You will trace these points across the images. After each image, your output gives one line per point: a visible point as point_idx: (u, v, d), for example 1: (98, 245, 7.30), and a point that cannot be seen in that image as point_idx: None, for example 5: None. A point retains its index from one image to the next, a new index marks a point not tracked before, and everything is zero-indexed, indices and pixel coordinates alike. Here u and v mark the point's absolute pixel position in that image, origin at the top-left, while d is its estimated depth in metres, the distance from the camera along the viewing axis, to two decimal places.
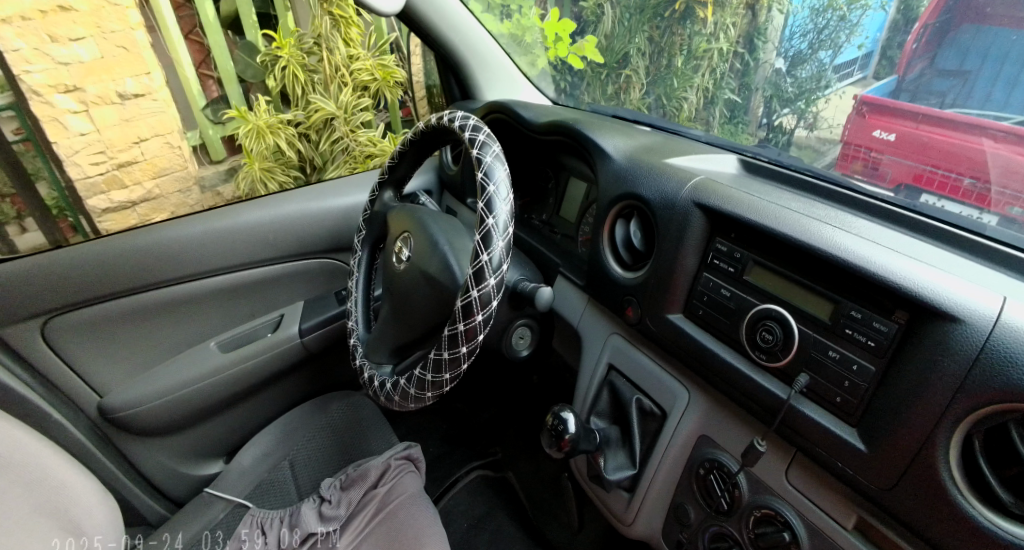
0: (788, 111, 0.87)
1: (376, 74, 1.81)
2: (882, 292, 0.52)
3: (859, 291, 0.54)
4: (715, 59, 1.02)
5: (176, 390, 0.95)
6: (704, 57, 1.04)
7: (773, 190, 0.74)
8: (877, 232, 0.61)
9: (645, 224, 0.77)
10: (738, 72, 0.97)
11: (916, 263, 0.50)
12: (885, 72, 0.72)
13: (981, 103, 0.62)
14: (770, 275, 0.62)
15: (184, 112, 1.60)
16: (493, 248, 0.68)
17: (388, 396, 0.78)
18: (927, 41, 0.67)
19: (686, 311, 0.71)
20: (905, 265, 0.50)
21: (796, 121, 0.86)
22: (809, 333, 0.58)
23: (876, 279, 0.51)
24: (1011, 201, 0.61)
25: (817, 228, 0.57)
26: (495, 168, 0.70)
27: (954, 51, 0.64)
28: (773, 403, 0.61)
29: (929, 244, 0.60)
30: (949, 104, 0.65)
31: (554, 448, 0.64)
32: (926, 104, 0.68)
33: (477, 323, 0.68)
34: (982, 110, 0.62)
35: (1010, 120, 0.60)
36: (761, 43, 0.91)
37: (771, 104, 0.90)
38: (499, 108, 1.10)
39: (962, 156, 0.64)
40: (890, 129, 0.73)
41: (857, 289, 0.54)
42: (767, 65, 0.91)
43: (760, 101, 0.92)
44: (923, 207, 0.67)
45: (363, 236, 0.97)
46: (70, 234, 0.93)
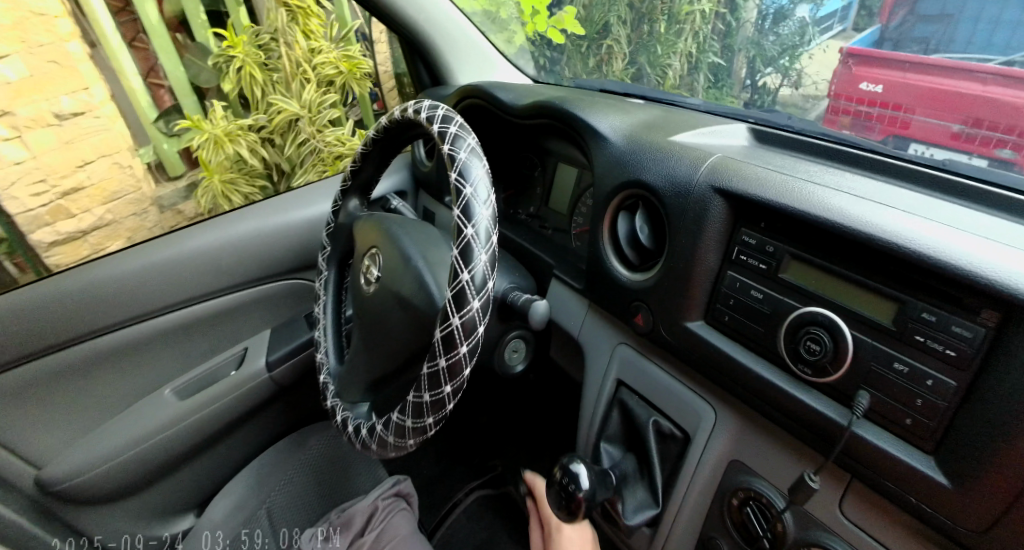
0: (771, 70, 0.79)
1: (340, 67, 1.65)
2: (960, 287, 0.41)
3: (926, 284, 0.43)
4: (699, 21, 0.94)
5: (138, 442, 0.87)
6: (686, 20, 0.97)
7: (797, 163, 0.63)
8: (937, 208, 0.49)
9: (653, 216, 0.65)
10: (721, 33, 0.90)
11: (1003, 248, 0.39)
12: (865, 23, 0.66)
13: (964, 48, 0.58)
14: (812, 271, 0.51)
15: (133, 128, 1.40)
16: (475, 264, 0.56)
17: (365, 443, 0.67)
18: None
19: (709, 317, 0.60)
20: (990, 252, 0.39)
21: (780, 80, 0.78)
22: (867, 340, 0.47)
23: (949, 270, 0.40)
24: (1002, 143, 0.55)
25: (866, 209, 0.46)
26: (471, 165, 0.58)
27: None
28: (826, 425, 0.49)
29: (1006, 220, 0.49)
30: (931, 50, 0.60)
31: (564, 510, 0.53)
32: (909, 51, 0.61)
33: (462, 355, 0.57)
34: (965, 54, 0.58)
35: (993, 62, 0.56)
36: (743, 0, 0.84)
37: (754, 64, 0.82)
38: (475, 91, 0.97)
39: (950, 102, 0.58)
40: (876, 80, 0.65)
41: (924, 283, 0.43)
42: (749, 23, 0.84)
43: (743, 63, 0.84)
44: (916, 161, 0.60)
45: (328, 253, 0.84)
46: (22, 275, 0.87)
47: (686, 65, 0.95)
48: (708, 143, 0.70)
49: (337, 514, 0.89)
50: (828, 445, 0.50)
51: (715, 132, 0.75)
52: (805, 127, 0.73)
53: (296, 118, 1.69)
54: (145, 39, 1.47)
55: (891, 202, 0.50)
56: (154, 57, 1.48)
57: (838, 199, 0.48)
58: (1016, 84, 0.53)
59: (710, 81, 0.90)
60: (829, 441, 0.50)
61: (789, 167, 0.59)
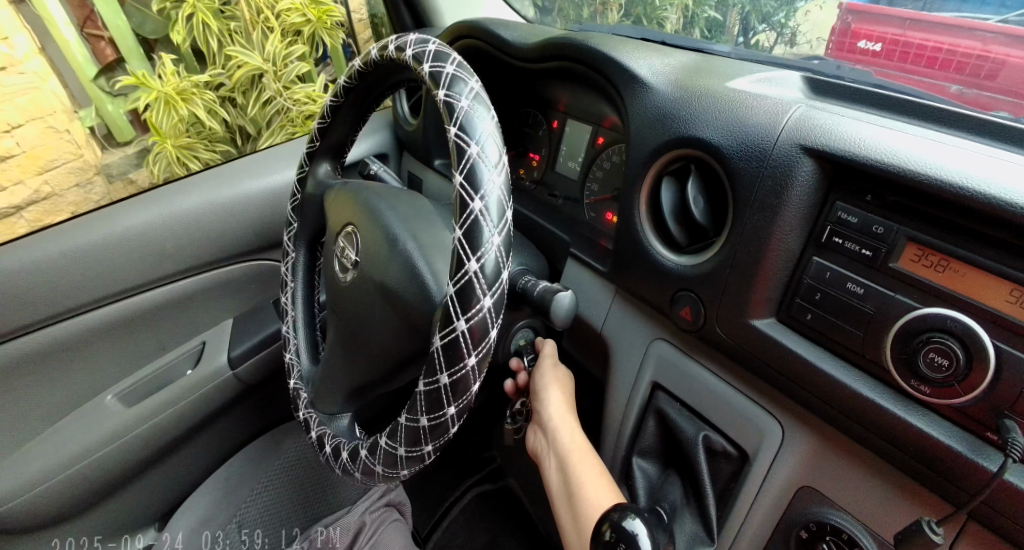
0: (765, 28, 0.69)
1: (308, 14, 1.45)
2: None
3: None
4: None
5: (71, 464, 0.71)
6: None
7: (893, 118, 0.49)
8: None
9: (708, 180, 0.52)
10: None
11: None
12: None
13: (959, 4, 0.52)
14: (937, 260, 0.38)
15: (71, 87, 1.17)
16: (485, 250, 0.41)
17: (347, 469, 0.53)
18: None
19: (783, 314, 0.48)
20: None
21: (775, 38, 0.68)
22: (1018, 356, 0.35)
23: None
24: (1006, 105, 0.48)
25: (1015, 175, 0.34)
26: (476, 115, 0.43)
27: None
28: (951, 461, 0.38)
29: None
30: (927, 8, 0.55)
31: None
32: (907, 8, 0.56)
33: (471, 368, 0.43)
34: (959, 11, 0.52)
35: (991, 21, 0.50)
36: None
37: (748, 21, 0.71)
38: (470, 29, 0.81)
39: (951, 62, 0.52)
40: (873, 39, 0.58)
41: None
42: None
43: (736, 19, 0.73)
44: (925, 100, 0.51)
45: (295, 232, 0.68)
46: None
47: (682, 19, 0.81)
48: (769, 90, 0.54)
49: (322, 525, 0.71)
50: (952, 484, 0.39)
51: (767, 80, 0.59)
52: (857, 77, 0.58)
53: (260, 73, 1.48)
54: None
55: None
56: (93, 6, 1.22)
57: (973, 162, 0.36)
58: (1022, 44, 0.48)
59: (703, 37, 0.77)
60: (947, 477, 0.39)
61: (891, 122, 0.46)
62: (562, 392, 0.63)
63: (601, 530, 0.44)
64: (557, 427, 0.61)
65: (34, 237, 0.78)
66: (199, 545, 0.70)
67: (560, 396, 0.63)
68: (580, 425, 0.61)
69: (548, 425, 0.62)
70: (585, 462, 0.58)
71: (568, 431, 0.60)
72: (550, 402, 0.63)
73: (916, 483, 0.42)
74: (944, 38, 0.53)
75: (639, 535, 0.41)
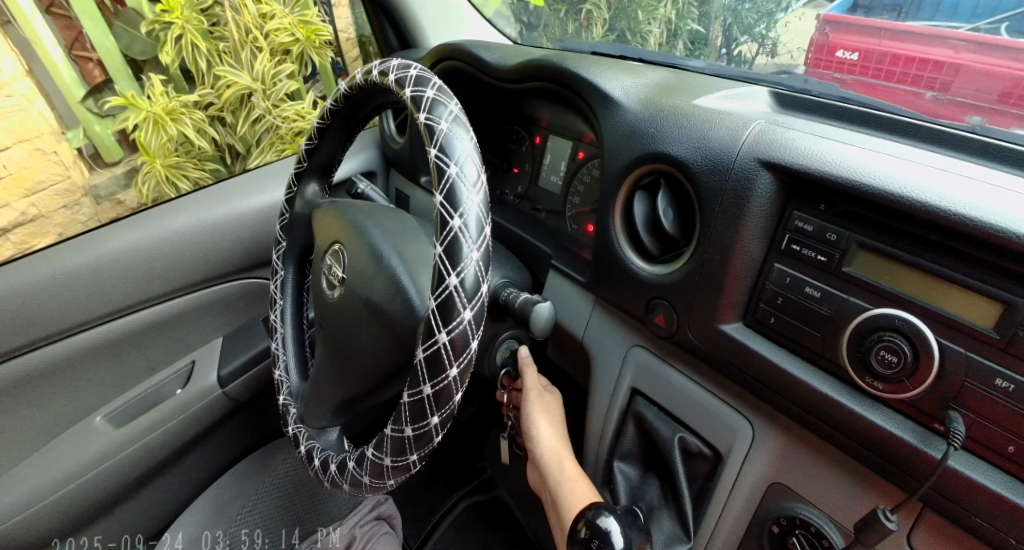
0: (747, 39, 0.73)
1: (297, 34, 1.49)
2: None
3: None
4: None
5: (59, 486, 0.71)
6: None
7: (849, 130, 0.52)
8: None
9: (676, 193, 0.55)
10: None
11: None
12: None
13: (932, 14, 0.54)
14: (887, 265, 0.41)
15: (58, 109, 1.20)
16: (464, 265, 0.44)
17: (335, 482, 0.54)
18: None
19: (749, 318, 0.51)
20: None
21: (756, 49, 0.71)
22: (959, 351, 0.38)
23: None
24: (972, 110, 0.51)
25: (951, 186, 0.37)
26: (454, 137, 0.46)
27: None
28: (905, 453, 0.41)
29: None
30: (901, 18, 0.57)
31: None
32: (881, 19, 0.58)
33: (453, 379, 0.45)
34: (933, 20, 0.54)
35: (961, 30, 0.52)
36: None
37: (731, 32, 0.75)
38: (453, 51, 0.84)
39: (923, 70, 0.54)
40: (851, 49, 0.61)
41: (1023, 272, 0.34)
42: None
43: (719, 31, 0.77)
44: (896, 115, 0.54)
45: (284, 249, 0.70)
46: None
47: (665, 32, 0.86)
48: (735, 106, 0.58)
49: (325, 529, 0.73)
50: (906, 473, 0.41)
51: (735, 96, 0.62)
52: (826, 90, 0.61)
53: (249, 92, 1.50)
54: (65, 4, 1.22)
55: (985, 176, 0.40)
56: (79, 26, 1.25)
57: (916, 173, 0.39)
58: (988, 51, 0.51)
59: (686, 49, 0.82)
60: (900, 467, 0.42)
61: (844, 134, 0.49)
62: (550, 420, 0.66)
63: (578, 529, 0.47)
64: (547, 457, 0.64)
65: (23, 260, 0.79)
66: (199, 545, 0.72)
67: (548, 422, 0.66)
68: (571, 451, 0.65)
69: (540, 457, 0.65)
70: (577, 488, 0.61)
71: (556, 461, 0.63)
72: (539, 428, 0.66)
73: (877, 475, 0.44)
74: (915, 47, 0.55)
75: (612, 532, 0.44)
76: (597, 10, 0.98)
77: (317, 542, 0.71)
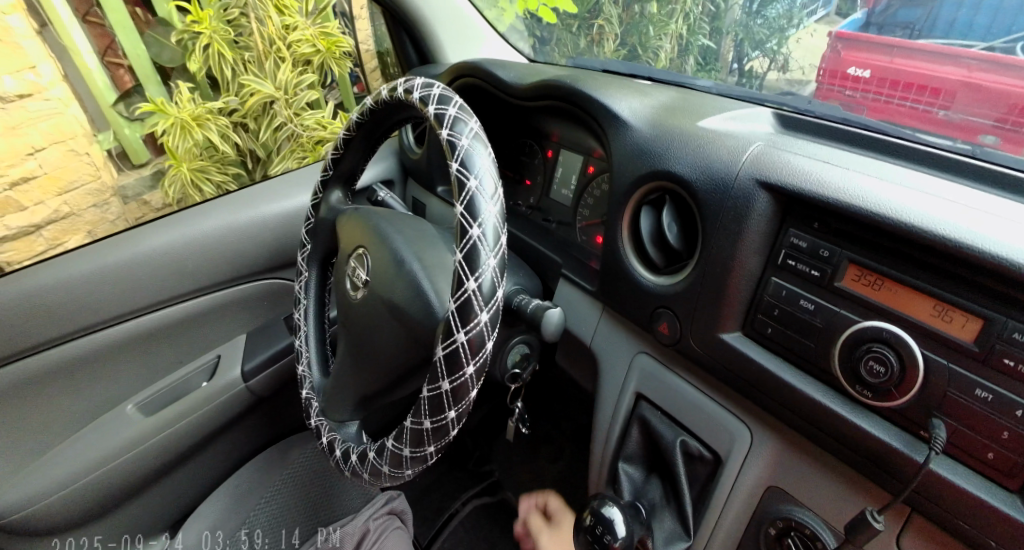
0: (758, 54, 0.77)
1: (318, 45, 1.54)
2: None
3: (1014, 297, 0.37)
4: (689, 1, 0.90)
5: (90, 470, 0.75)
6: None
7: (844, 152, 0.56)
8: (999, 202, 0.43)
9: (681, 210, 0.59)
10: (710, 15, 0.86)
11: None
12: (849, 7, 0.65)
13: (946, 32, 0.57)
14: (875, 280, 0.44)
15: (91, 112, 1.19)
16: (482, 271, 0.47)
17: (355, 471, 0.58)
18: None
19: (747, 327, 0.54)
20: None
21: (767, 64, 0.75)
22: (942, 362, 0.41)
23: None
24: (983, 128, 0.54)
25: (946, 211, 0.40)
26: (474, 152, 0.50)
27: None
28: (891, 457, 0.43)
29: None
30: (914, 35, 0.59)
31: None
32: (895, 35, 0.60)
33: (469, 376, 0.49)
34: (947, 38, 0.56)
35: (976, 48, 0.55)
36: None
37: (742, 48, 0.79)
38: (470, 69, 0.88)
39: (935, 87, 0.57)
40: (863, 66, 0.63)
41: (1018, 298, 0.36)
42: (736, 7, 0.80)
43: (730, 46, 0.81)
44: (903, 138, 0.56)
45: (309, 252, 0.74)
46: None
47: (676, 47, 0.90)
48: (738, 127, 0.61)
49: (329, 528, 0.76)
50: (891, 475, 0.44)
51: (740, 117, 0.66)
52: (829, 112, 0.64)
53: (271, 100, 1.57)
54: (101, 13, 1.26)
55: (982, 205, 0.42)
56: (112, 34, 1.28)
57: (917, 199, 0.42)
58: (1000, 70, 0.53)
59: (698, 64, 0.86)
60: (887, 470, 0.44)
61: (838, 156, 0.52)
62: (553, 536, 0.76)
63: (583, 516, 0.52)
64: None
65: (64, 257, 0.84)
66: (199, 546, 0.75)
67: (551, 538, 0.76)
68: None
69: None
70: None
71: None
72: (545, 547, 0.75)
73: (866, 478, 0.47)
74: (927, 65, 0.57)
75: (615, 519, 0.50)
76: (608, 26, 1.05)
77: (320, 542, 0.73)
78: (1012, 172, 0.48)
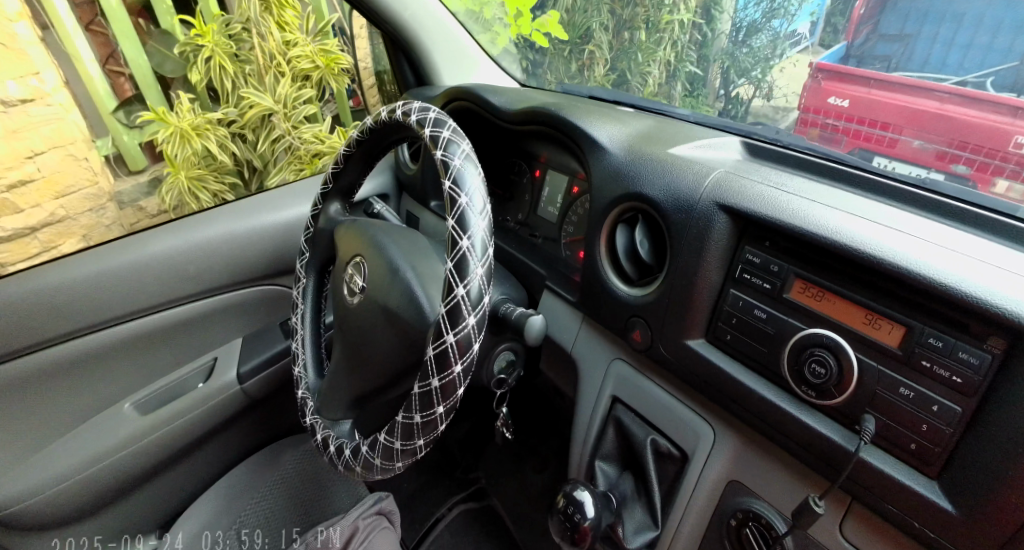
0: (744, 81, 0.80)
1: (317, 62, 1.59)
2: (958, 311, 0.41)
3: (935, 310, 0.43)
4: (676, 31, 0.94)
5: (85, 466, 0.78)
6: (666, 29, 0.96)
7: (798, 178, 0.62)
8: (922, 225, 0.50)
9: (652, 229, 0.64)
10: (697, 43, 0.89)
11: (997, 272, 0.40)
12: (831, 39, 0.67)
13: (921, 66, 0.58)
14: (817, 292, 0.50)
15: (91, 119, 1.24)
16: (470, 278, 0.52)
17: (348, 465, 0.62)
18: (871, 6, 0.62)
19: (710, 335, 0.59)
20: (981, 275, 0.40)
21: (753, 91, 0.79)
22: (873, 365, 0.47)
23: (986, 308, 0.39)
24: (957, 157, 0.56)
25: (876, 233, 0.46)
26: (466, 172, 0.55)
27: (897, 15, 0.60)
28: (831, 449, 0.49)
29: (982, 237, 0.49)
30: (892, 68, 0.60)
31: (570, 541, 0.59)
32: (874, 68, 0.62)
33: (456, 374, 0.53)
34: (922, 72, 0.58)
35: (948, 82, 0.56)
36: (717, 12, 0.84)
37: (727, 75, 0.83)
38: (463, 94, 0.95)
39: (911, 118, 0.59)
40: (843, 95, 0.66)
41: (943, 312, 0.42)
42: (722, 36, 0.84)
43: (717, 73, 0.85)
44: (875, 172, 0.61)
45: (307, 260, 0.79)
46: None
47: (664, 72, 0.94)
48: (706, 155, 0.68)
49: (323, 524, 0.79)
50: (832, 467, 0.50)
51: (710, 145, 0.72)
52: (794, 140, 0.71)
53: (270, 113, 1.62)
54: (105, 23, 1.33)
55: (918, 231, 0.48)
56: (115, 45, 1.35)
57: (868, 228, 0.47)
58: (973, 103, 0.54)
59: (686, 90, 0.90)
60: (829, 463, 0.50)
61: (790, 182, 0.59)
62: None
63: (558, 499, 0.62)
64: None
65: (67, 259, 0.87)
66: (205, 535, 0.78)
67: None
68: None
69: None
70: None
71: None
72: None
73: (813, 471, 0.52)
74: (904, 96, 0.59)
75: (585, 500, 0.59)
76: (598, 50, 1.09)
77: (320, 532, 0.77)
78: (943, 200, 0.55)
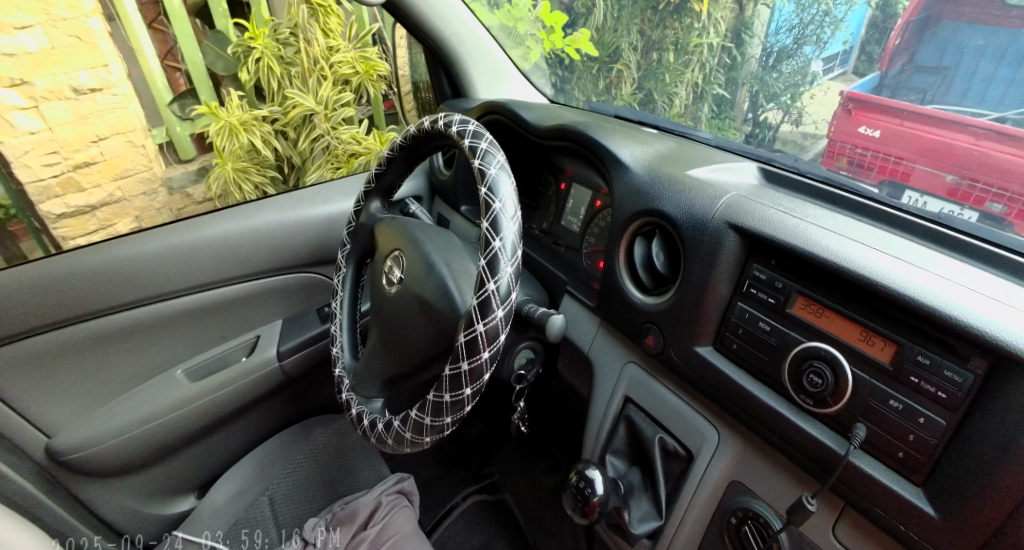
0: (773, 106, 0.84)
1: (357, 67, 1.67)
2: (946, 332, 0.46)
3: (924, 331, 0.47)
4: (705, 53, 0.98)
5: (141, 423, 0.87)
6: (694, 52, 1.01)
7: (810, 205, 0.67)
8: (921, 254, 0.55)
9: (668, 243, 0.70)
10: (726, 67, 0.93)
11: (984, 299, 0.44)
12: (865, 68, 0.70)
13: (960, 99, 0.60)
14: (817, 309, 0.55)
15: (149, 109, 1.36)
16: (500, 275, 0.59)
17: (381, 437, 0.68)
18: (907, 38, 0.65)
19: (718, 344, 0.65)
20: (967, 300, 0.44)
21: (781, 116, 0.83)
22: (865, 378, 0.51)
23: (964, 326, 0.43)
24: (992, 196, 0.58)
25: (876, 259, 0.50)
26: (500, 180, 0.62)
27: (933, 48, 0.62)
28: (824, 453, 0.54)
29: (979, 269, 0.54)
30: (927, 100, 0.63)
31: (580, 513, 0.65)
32: (907, 100, 0.65)
33: (483, 360, 0.59)
34: (961, 105, 0.60)
35: (986, 117, 0.58)
36: (749, 37, 0.88)
37: (757, 99, 0.87)
38: (498, 108, 1.02)
39: (944, 151, 0.61)
40: (875, 126, 0.70)
41: (931, 333, 0.47)
42: (754, 59, 0.87)
43: (746, 96, 0.89)
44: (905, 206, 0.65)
45: (348, 251, 0.86)
46: (30, 250, 0.88)
47: (691, 94, 1.00)
48: (724, 178, 0.74)
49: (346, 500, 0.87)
50: (824, 469, 0.54)
51: (727, 168, 0.78)
52: (811, 168, 0.76)
53: (311, 113, 1.71)
54: (165, 23, 1.47)
55: (915, 260, 0.52)
56: (172, 42, 1.47)
57: (869, 253, 0.52)
58: (1004, 140, 0.57)
59: (713, 111, 0.95)
60: (822, 466, 0.54)
61: (801, 208, 0.64)
62: None
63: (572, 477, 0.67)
64: None
65: (131, 238, 0.95)
66: (243, 495, 0.86)
67: None
68: None
69: None
70: None
71: None
72: None
73: (806, 474, 0.57)
74: (936, 130, 0.62)
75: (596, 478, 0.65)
76: (626, 70, 1.13)
77: (347, 502, 0.86)
78: (948, 233, 0.60)
